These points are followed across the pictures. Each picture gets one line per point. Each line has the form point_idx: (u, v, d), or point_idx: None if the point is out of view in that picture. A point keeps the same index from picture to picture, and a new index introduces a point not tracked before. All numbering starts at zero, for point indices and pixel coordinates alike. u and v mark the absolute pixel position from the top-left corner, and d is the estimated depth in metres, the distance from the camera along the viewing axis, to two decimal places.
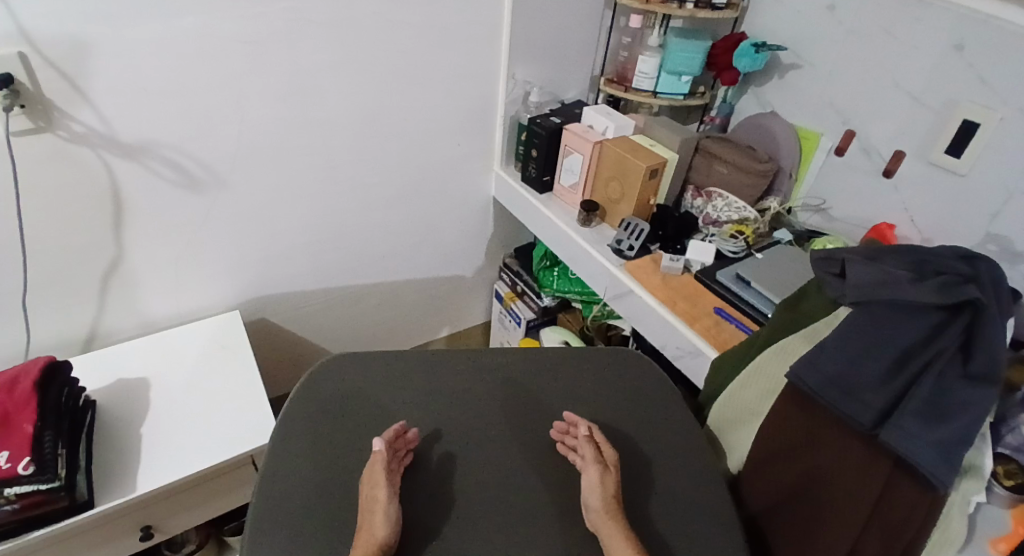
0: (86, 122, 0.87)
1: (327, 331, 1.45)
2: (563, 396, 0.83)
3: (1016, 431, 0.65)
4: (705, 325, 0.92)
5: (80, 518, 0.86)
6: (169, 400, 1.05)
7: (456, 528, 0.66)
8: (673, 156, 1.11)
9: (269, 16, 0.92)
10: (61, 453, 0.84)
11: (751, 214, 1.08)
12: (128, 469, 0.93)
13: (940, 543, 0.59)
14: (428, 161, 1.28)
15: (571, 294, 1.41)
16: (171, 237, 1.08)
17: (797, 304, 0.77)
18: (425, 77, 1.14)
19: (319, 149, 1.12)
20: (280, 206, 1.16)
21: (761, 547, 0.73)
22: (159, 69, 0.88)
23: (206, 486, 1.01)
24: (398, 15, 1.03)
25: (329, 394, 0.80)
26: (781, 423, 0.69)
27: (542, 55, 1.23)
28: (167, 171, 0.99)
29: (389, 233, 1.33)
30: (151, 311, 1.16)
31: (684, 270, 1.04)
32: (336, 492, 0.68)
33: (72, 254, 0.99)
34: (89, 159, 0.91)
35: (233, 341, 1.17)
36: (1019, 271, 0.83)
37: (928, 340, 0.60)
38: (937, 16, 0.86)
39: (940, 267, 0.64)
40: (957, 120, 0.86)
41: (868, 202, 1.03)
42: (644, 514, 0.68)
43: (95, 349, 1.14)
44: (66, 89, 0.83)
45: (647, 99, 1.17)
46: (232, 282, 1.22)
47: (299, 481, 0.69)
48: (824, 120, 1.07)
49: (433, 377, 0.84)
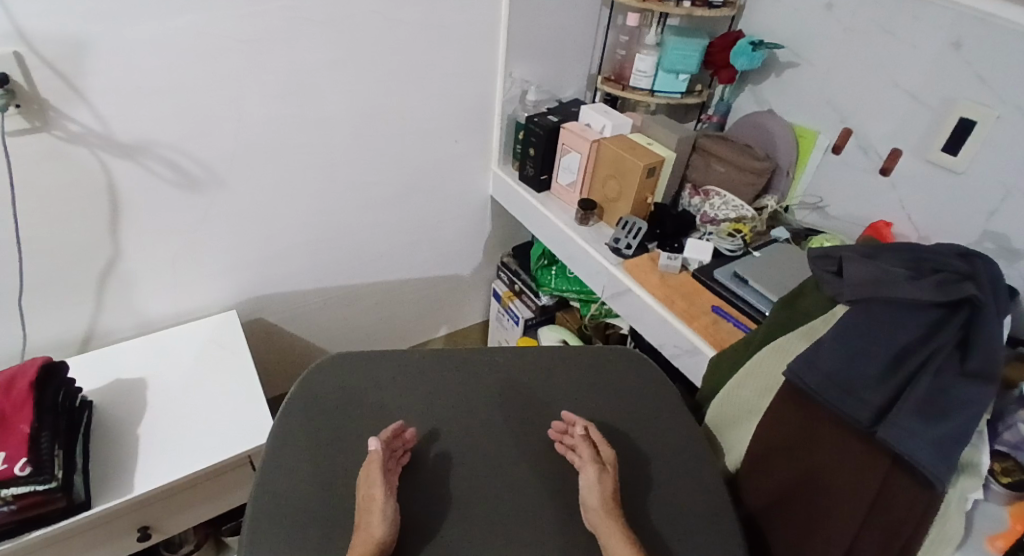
0: (83, 122, 0.87)
1: (324, 326, 1.43)
2: (562, 396, 0.83)
3: (1012, 429, 0.65)
4: (702, 323, 0.91)
5: (79, 518, 0.86)
6: (167, 399, 1.04)
7: (450, 526, 0.66)
8: (672, 154, 1.11)
9: (266, 15, 0.92)
10: (60, 451, 0.84)
11: (749, 213, 1.08)
12: (129, 466, 0.93)
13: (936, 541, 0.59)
14: (426, 161, 1.28)
15: (568, 293, 1.40)
16: (170, 236, 1.07)
17: (796, 301, 0.77)
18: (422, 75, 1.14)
19: (318, 152, 1.13)
20: (276, 205, 1.15)
21: (758, 544, 0.73)
22: (156, 68, 0.88)
23: (203, 486, 1.01)
24: (394, 8, 1.01)
25: (322, 396, 0.79)
26: (780, 420, 0.70)
27: (540, 53, 1.23)
28: (161, 170, 0.99)
29: (380, 232, 1.31)
30: (151, 308, 1.16)
31: (682, 268, 1.03)
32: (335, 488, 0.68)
33: (68, 254, 0.98)
34: (87, 158, 0.90)
35: (231, 340, 1.17)
36: (1016, 267, 0.83)
37: (925, 335, 0.60)
38: (934, 14, 0.86)
39: (938, 265, 0.65)
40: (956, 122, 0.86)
41: (864, 201, 1.03)
42: (647, 514, 0.68)
43: (91, 349, 1.14)
44: (63, 89, 0.82)
45: (641, 89, 1.19)
46: (229, 281, 1.21)
47: (301, 476, 0.69)
48: (823, 117, 1.06)
49: (430, 377, 0.84)
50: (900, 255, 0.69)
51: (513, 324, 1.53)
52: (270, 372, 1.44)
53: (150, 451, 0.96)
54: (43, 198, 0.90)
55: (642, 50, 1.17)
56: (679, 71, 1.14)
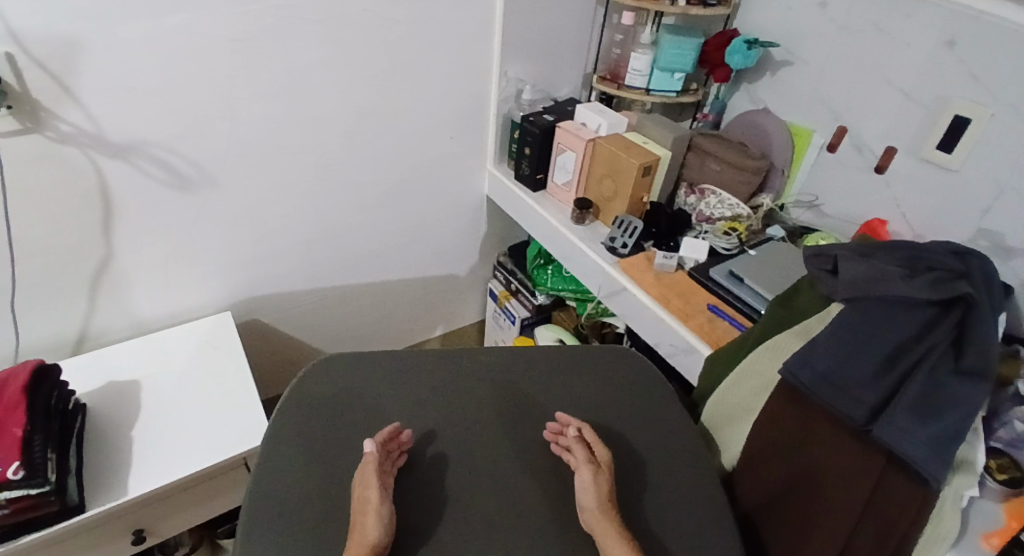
0: (73, 122, 0.86)
1: (316, 328, 1.42)
2: (558, 397, 0.83)
3: (1002, 426, 0.66)
4: (698, 322, 0.90)
5: (72, 522, 0.85)
6: (162, 401, 1.04)
7: (447, 527, 0.65)
8: (668, 152, 1.09)
9: (258, 14, 0.91)
10: (53, 454, 0.83)
11: (744, 211, 1.06)
12: (123, 468, 0.92)
13: (930, 537, 0.59)
14: (422, 160, 1.28)
15: (566, 292, 1.39)
16: (162, 236, 1.07)
17: (790, 298, 0.76)
18: (416, 75, 1.13)
19: (313, 152, 1.13)
20: (268, 205, 1.15)
21: (754, 543, 0.73)
22: (148, 68, 0.87)
23: (199, 488, 1.00)
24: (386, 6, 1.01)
25: (315, 398, 0.78)
26: (775, 419, 0.69)
27: (535, 52, 1.22)
28: (155, 169, 0.98)
29: (379, 233, 1.30)
30: (144, 309, 1.15)
31: (678, 266, 1.01)
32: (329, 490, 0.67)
33: (60, 254, 0.97)
34: (79, 158, 0.89)
35: (223, 340, 1.16)
36: (1010, 264, 0.84)
37: (920, 332, 0.60)
38: (928, 11, 0.86)
39: (933, 263, 0.65)
40: (952, 117, 0.85)
41: (859, 199, 1.03)
42: (645, 514, 0.68)
43: (84, 351, 1.13)
44: (54, 89, 0.81)
45: (636, 87, 1.19)
46: (222, 282, 1.20)
47: (293, 479, 0.68)
48: (818, 115, 1.06)
49: (423, 378, 0.83)
50: (895, 253, 0.69)
51: (509, 323, 1.52)
52: (262, 375, 1.43)
53: (144, 453, 0.96)
54: (37, 199, 0.89)
55: (636, 48, 1.16)
56: (671, 68, 1.15)
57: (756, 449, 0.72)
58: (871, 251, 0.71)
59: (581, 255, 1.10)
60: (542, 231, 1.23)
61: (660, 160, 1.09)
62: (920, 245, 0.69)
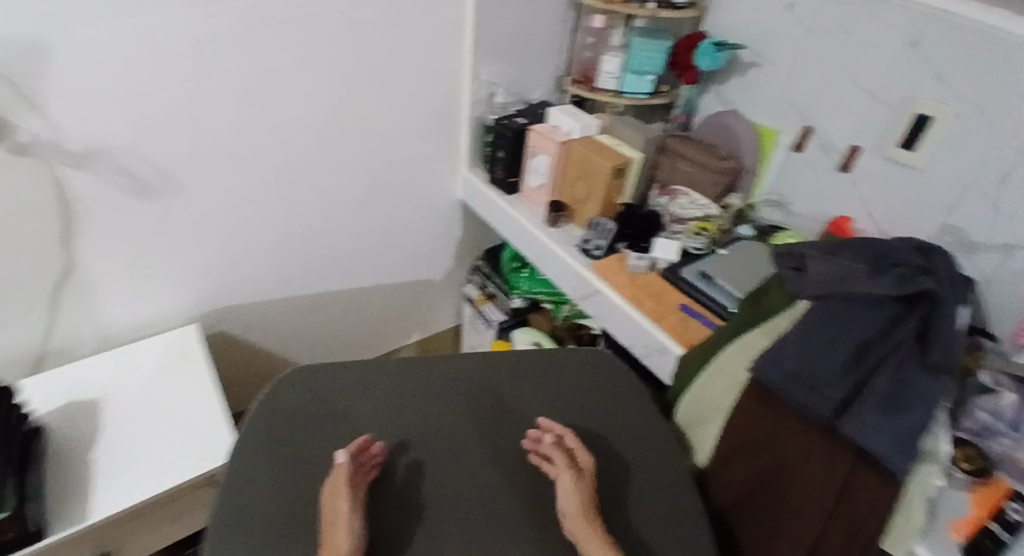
0: (25, 129, 0.82)
1: (290, 337, 1.39)
2: (532, 400, 0.82)
3: (973, 418, 0.69)
4: (671, 323, 0.90)
5: (32, 550, 0.80)
6: (126, 421, 1.00)
7: (420, 539, 0.63)
8: (640, 155, 1.08)
9: (222, 16, 0.88)
10: (7, 479, 0.79)
11: (715, 211, 1.05)
12: (84, 490, 0.88)
13: (906, 530, 0.59)
14: (392, 165, 1.26)
15: (541, 294, 1.41)
16: (125, 248, 1.03)
17: (757, 298, 0.80)
18: (387, 78, 1.12)
19: (279, 156, 1.09)
20: (235, 213, 1.11)
21: (728, 540, 0.73)
22: (109, 76, 0.84)
23: (165, 507, 0.96)
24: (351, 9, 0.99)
25: (283, 410, 0.76)
26: (746, 416, 0.69)
27: (506, 55, 1.22)
28: (117, 178, 0.94)
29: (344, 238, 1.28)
30: (108, 322, 1.10)
31: (651, 268, 1.01)
32: (299, 506, 0.65)
33: (15, 268, 0.93)
34: (32, 167, 0.85)
35: (191, 354, 1.12)
36: (972, 259, 0.85)
37: (886, 330, 0.61)
38: (889, 11, 0.88)
39: (897, 262, 0.67)
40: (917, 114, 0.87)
41: (825, 198, 1.05)
42: (619, 517, 0.67)
43: (43, 368, 1.08)
44: (3, 95, 0.78)
45: (609, 89, 1.19)
46: (189, 292, 1.17)
47: (261, 496, 0.66)
48: (785, 114, 1.08)
49: (394, 386, 0.81)
50: (858, 251, 0.70)
51: (486, 328, 1.51)
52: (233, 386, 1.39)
53: (106, 475, 0.91)
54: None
55: (608, 51, 1.17)
56: (643, 69, 1.15)
57: (730, 450, 0.72)
58: (836, 250, 0.72)
59: (556, 257, 1.10)
60: (517, 234, 1.22)
61: (631, 163, 1.07)
62: (883, 244, 0.71)
